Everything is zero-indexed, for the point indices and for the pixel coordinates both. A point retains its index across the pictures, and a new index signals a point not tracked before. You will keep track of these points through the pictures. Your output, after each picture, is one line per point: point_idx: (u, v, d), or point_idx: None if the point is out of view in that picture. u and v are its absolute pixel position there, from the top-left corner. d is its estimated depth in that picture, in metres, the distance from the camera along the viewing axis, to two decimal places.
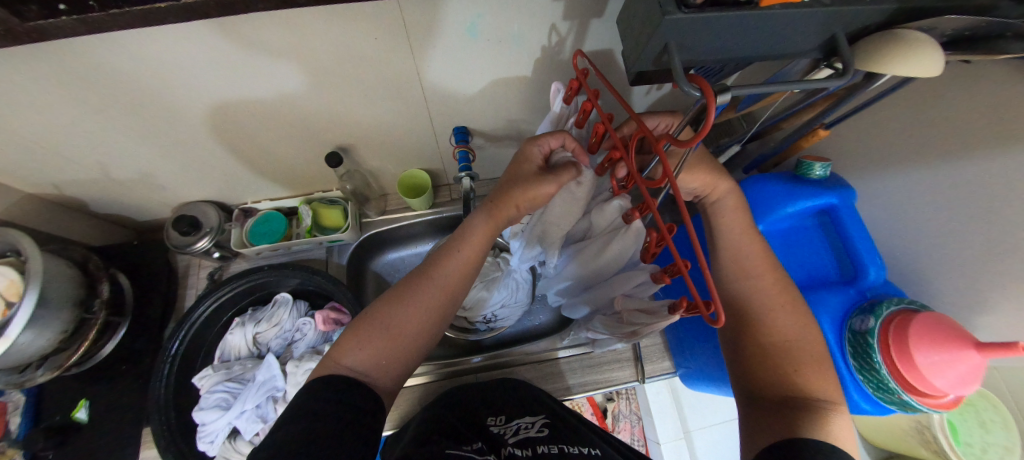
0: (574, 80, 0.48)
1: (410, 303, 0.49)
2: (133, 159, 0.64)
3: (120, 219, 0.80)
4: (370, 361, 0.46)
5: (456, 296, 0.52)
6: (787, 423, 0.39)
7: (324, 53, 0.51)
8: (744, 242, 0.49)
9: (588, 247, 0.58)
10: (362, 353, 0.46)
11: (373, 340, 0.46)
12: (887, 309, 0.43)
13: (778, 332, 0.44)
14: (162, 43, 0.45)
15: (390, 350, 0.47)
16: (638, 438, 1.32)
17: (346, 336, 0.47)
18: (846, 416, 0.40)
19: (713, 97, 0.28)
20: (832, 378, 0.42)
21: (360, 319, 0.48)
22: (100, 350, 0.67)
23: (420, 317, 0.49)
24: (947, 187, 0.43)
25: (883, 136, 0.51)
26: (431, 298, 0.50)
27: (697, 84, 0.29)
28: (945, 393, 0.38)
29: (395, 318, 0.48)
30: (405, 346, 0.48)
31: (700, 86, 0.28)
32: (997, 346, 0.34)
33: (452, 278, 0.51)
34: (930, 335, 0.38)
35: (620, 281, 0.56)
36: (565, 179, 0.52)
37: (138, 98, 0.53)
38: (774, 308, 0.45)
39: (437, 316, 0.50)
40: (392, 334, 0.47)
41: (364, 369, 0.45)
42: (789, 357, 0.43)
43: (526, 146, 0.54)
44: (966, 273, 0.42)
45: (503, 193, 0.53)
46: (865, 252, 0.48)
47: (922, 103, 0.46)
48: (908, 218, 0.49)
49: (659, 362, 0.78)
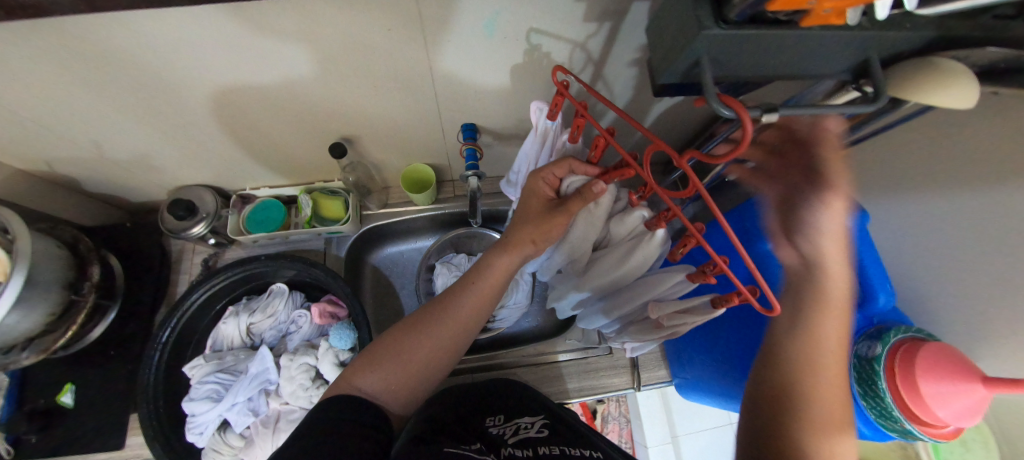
0: (557, 94, 0.48)
1: (423, 332, 0.52)
2: (129, 139, 0.62)
3: (117, 200, 0.77)
4: (381, 384, 0.48)
5: (468, 329, 0.55)
6: None
7: (331, 41, 0.49)
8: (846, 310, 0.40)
9: (611, 254, 0.56)
10: (374, 376, 0.48)
11: (385, 364, 0.49)
12: (894, 336, 0.43)
13: (819, 410, 0.38)
14: (165, 23, 0.43)
15: (403, 374, 0.50)
16: (626, 441, 1.33)
17: (362, 361, 0.50)
18: None
19: (749, 115, 0.28)
20: None
21: (376, 345, 0.52)
22: (89, 333, 0.65)
23: (434, 346, 0.52)
24: (964, 216, 0.43)
25: (899, 162, 0.51)
26: (444, 331, 0.52)
27: (727, 101, 0.29)
28: (946, 424, 0.39)
29: (406, 346, 0.51)
30: (414, 370, 0.50)
31: (733, 106, 0.28)
32: (1004, 381, 0.34)
33: (464, 312, 0.54)
34: (936, 366, 0.38)
35: (648, 284, 0.51)
36: (575, 209, 0.53)
37: (136, 78, 0.51)
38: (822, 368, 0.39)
39: (450, 344, 0.53)
40: (403, 360, 0.50)
41: (374, 391, 0.48)
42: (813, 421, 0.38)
43: (532, 181, 0.57)
44: (976, 306, 0.42)
45: (515, 232, 0.57)
46: (877, 279, 0.45)
47: (939, 132, 0.45)
48: (920, 245, 0.49)
49: (655, 370, 0.78)
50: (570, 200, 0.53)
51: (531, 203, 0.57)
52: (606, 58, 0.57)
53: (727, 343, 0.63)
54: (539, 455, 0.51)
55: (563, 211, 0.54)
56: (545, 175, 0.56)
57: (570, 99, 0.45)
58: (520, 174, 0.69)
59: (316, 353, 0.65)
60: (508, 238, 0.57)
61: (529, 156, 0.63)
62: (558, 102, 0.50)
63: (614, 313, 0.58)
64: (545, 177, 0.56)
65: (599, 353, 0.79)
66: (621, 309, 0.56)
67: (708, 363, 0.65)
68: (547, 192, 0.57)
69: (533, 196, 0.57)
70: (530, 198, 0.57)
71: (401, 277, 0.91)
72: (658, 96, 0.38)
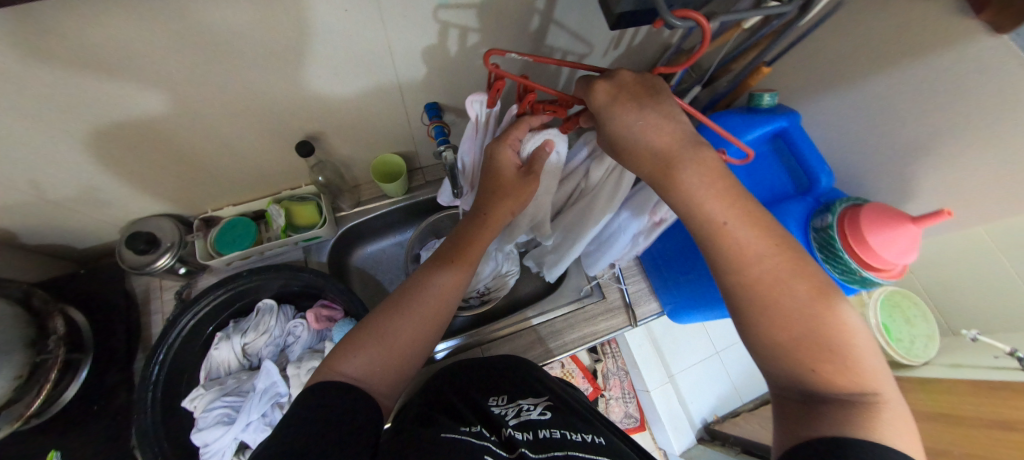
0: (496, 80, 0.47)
1: (405, 312, 0.51)
2: (72, 169, 0.59)
3: (59, 248, 0.73)
4: (368, 367, 0.47)
5: (451, 303, 0.55)
6: (811, 418, 0.36)
7: (287, 31, 0.49)
8: (757, 222, 0.41)
9: (598, 195, 0.61)
10: (358, 359, 0.47)
11: (369, 346, 0.48)
12: (841, 206, 0.50)
13: (782, 302, 0.39)
14: (109, 28, 0.42)
15: (386, 355, 0.49)
16: (627, 391, 1.40)
17: (343, 348, 0.49)
18: (895, 408, 0.35)
19: (704, 23, 0.35)
20: (857, 367, 0.37)
21: (357, 329, 0.51)
22: (62, 396, 0.61)
23: (417, 323, 0.51)
24: (885, 95, 0.51)
25: (816, 67, 0.58)
26: (428, 306, 0.53)
27: (688, 15, 0.35)
28: (895, 264, 0.47)
29: (390, 326, 0.50)
30: (401, 347, 0.50)
31: (693, 18, 0.35)
32: (930, 216, 0.42)
33: (446, 288, 0.55)
34: (879, 219, 0.46)
35: (643, 199, 0.60)
36: (539, 171, 0.57)
37: (77, 98, 0.49)
38: (825, 352, 0.37)
39: (435, 317, 0.53)
40: (387, 341, 0.49)
41: (359, 375, 0.46)
42: (866, 415, 0.35)
43: (495, 154, 0.57)
44: (917, 164, 0.51)
45: (487, 203, 0.58)
46: (815, 162, 0.54)
47: (844, 31, 0.53)
48: (851, 132, 0.57)
49: (647, 304, 0.84)
50: (535, 163, 0.57)
51: (500, 174, 0.58)
52: (558, 18, 0.60)
53: (701, 266, 0.67)
54: (538, 441, 0.52)
55: (530, 174, 0.57)
56: (510, 142, 0.57)
57: (513, 77, 0.45)
58: (467, 165, 0.68)
59: (322, 357, 0.65)
60: (481, 211, 0.58)
61: (472, 142, 0.63)
62: (497, 87, 0.49)
63: (617, 246, 0.66)
64: (509, 142, 0.57)
65: (593, 300, 0.83)
66: (621, 241, 0.65)
67: (688, 280, 0.70)
68: (513, 160, 0.58)
69: (500, 163, 0.57)
70: (497, 167, 0.58)
71: (386, 273, 0.92)
72: (614, 29, 0.42)
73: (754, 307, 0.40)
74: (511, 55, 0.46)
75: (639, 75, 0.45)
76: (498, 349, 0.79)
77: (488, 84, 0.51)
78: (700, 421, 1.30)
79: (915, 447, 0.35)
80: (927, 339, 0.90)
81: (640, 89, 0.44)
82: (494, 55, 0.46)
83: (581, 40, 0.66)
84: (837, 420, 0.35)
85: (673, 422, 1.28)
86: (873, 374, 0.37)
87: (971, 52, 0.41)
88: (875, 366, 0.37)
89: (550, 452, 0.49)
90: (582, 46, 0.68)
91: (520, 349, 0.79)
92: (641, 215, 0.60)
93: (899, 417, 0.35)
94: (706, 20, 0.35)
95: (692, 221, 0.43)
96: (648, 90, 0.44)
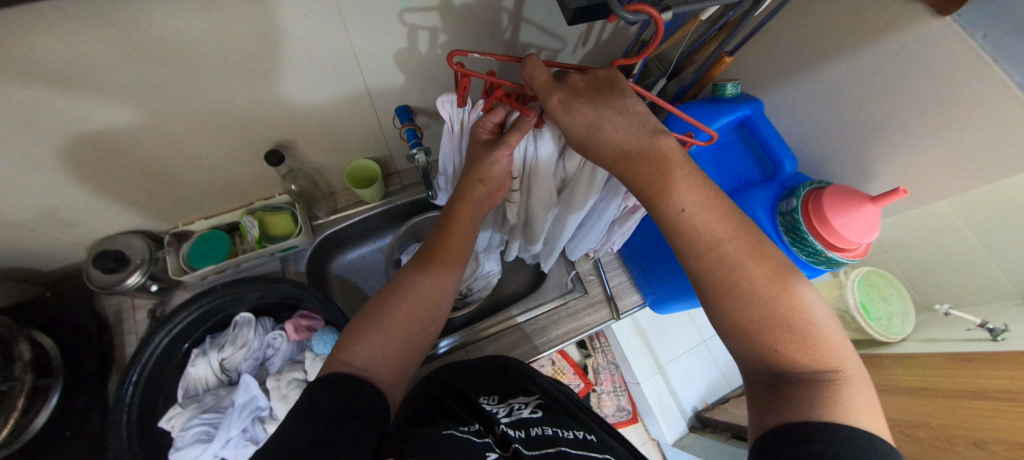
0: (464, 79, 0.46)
1: (400, 294, 0.51)
2: (31, 190, 0.58)
3: (24, 271, 0.72)
4: (369, 354, 0.46)
5: (445, 285, 0.54)
6: (778, 402, 0.37)
7: (249, 40, 0.48)
8: (713, 206, 0.43)
9: (578, 186, 0.60)
10: (359, 348, 0.46)
11: (367, 334, 0.47)
12: (805, 189, 0.51)
13: (748, 281, 0.40)
14: (60, 45, 0.41)
15: (385, 341, 0.47)
16: (618, 385, 1.39)
17: (343, 339, 0.47)
18: (855, 386, 0.36)
19: (656, 16, 0.35)
20: (819, 345, 0.38)
21: (355, 321, 0.49)
22: (33, 422, 0.60)
23: (409, 306, 0.50)
24: (841, 80, 0.52)
25: (777, 55, 0.60)
26: (418, 292, 0.52)
27: (637, 11, 0.35)
28: (858, 244, 0.48)
29: (385, 312, 0.49)
30: (396, 333, 0.48)
31: (646, 13, 0.35)
32: (886, 195, 0.44)
33: (439, 271, 0.54)
34: (843, 202, 0.47)
35: (614, 188, 0.60)
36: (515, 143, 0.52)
37: (30, 118, 0.48)
38: (785, 332, 0.38)
39: (431, 292, 0.53)
40: (382, 327, 0.48)
41: (364, 365, 0.45)
42: (828, 394, 0.36)
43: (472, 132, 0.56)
44: (875, 146, 0.52)
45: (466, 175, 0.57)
46: (779, 147, 0.56)
47: (803, 18, 0.54)
48: (810, 119, 0.59)
49: (629, 296, 0.85)
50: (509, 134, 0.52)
51: (484, 166, 0.55)
52: (525, 16, 0.60)
53: (672, 262, 0.68)
54: (532, 438, 0.51)
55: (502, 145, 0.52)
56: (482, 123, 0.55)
57: (479, 77, 0.44)
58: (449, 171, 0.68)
59: (304, 367, 0.64)
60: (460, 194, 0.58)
61: (452, 144, 0.61)
62: (465, 86, 0.47)
63: (596, 228, 0.69)
64: (482, 123, 0.54)
65: (576, 295, 0.84)
66: (600, 223, 0.67)
67: (665, 270, 0.70)
68: (486, 136, 0.56)
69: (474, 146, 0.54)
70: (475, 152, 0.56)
71: (368, 279, 0.92)
72: (570, 24, 0.42)
73: (725, 290, 0.41)
74: (475, 55, 0.45)
75: (588, 76, 0.46)
76: (483, 348, 0.79)
77: (456, 83, 0.49)
78: (691, 409, 1.32)
79: (881, 424, 0.35)
80: (904, 316, 0.93)
81: (590, 91, 0.44)
82: (456, 56, 0.45)
83: (547, 40, 0.67)
84: (802, 401, 0.36)
85: (664, 412, 1.30)
86: (835, 350, 0.38)
87: (919, 35, 0.42)
88: (837, 342, 0.39)
89: (543, 450, 0.48)
90: (551, 44, 0.69)
91: (506, 347, 0.79)
92: (620, 199, 0.61)
93: (860, 392, 0.36)
94: (657, 12, 0.35)
95: (658, 205, 0.44)
96: (600, 88, 0.45)
